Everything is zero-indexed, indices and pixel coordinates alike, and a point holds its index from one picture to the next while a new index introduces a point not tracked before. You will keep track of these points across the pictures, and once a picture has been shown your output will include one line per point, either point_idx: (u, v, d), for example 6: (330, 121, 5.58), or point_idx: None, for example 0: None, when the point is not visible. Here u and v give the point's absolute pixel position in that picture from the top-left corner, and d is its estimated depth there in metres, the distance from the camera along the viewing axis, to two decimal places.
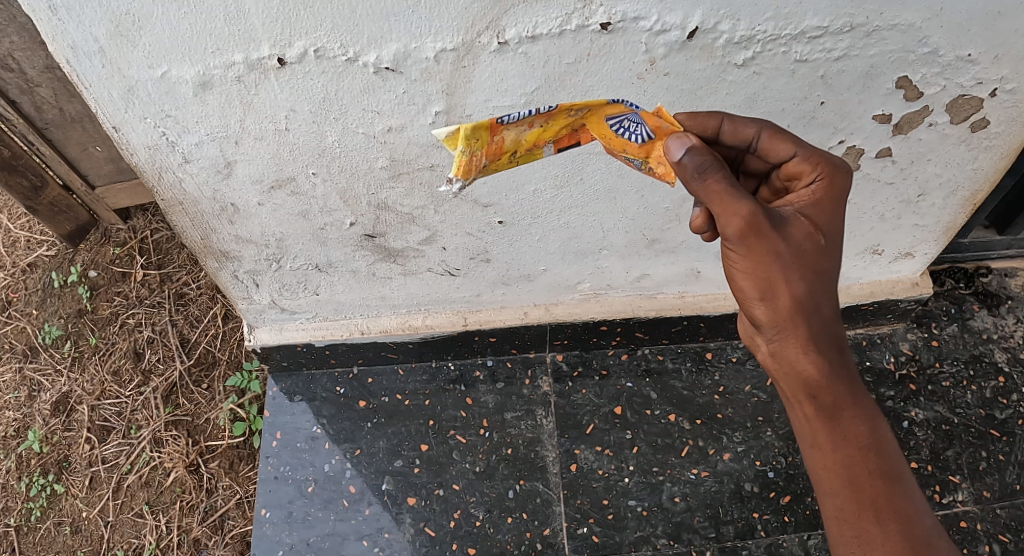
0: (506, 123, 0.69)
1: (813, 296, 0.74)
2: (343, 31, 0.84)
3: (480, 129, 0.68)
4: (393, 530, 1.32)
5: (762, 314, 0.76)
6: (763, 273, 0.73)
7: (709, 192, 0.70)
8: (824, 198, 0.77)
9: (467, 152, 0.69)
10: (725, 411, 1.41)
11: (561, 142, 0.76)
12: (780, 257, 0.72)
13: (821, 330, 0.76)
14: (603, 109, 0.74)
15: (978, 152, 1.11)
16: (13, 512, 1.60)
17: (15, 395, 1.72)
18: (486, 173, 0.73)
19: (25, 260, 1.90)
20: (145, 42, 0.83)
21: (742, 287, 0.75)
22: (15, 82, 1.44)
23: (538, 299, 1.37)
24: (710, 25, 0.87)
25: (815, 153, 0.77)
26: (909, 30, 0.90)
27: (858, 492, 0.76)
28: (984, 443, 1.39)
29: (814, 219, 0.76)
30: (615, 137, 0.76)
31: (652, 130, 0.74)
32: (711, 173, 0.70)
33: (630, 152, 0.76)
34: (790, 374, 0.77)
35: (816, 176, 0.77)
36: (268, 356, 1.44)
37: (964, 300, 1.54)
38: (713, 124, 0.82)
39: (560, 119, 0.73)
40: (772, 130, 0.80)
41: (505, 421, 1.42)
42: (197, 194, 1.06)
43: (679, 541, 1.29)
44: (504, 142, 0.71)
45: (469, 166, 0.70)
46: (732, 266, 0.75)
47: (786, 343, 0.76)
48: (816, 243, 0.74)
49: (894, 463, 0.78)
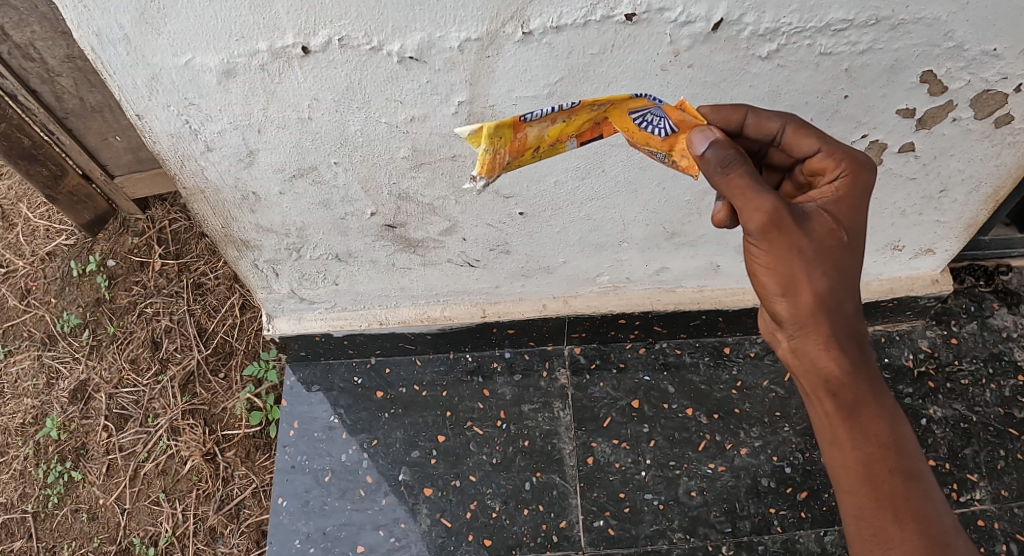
0: (529, 121, 0.69)
1: (834, 292, 0.74)
2: (367, 20, 0.84)
3: (503, 127, 0.68)
4: (409, 520, 1.33)
5: (783, 309, 0.75)
6: (785, 269, 0.72)
7: (732, 187, 0.69)
8: (846, 195, 0.76)
9: (490, 150, 0.68)
10: (742, 406, 1.41)
11: (583, 136, 0.76)
12: (803, 253, 0.72)
13: (843, 327, 0.75)
14: (625, 104, 0.74)
15: (1001, 148, 1.10)
16: (31, 499, 1.62)
17: (34, 382, 1.74)
18: (509, 169, 0.73)
19: (44, 249, 1.92)
20: (169, 29, 0.84)
21: (763, 283, 0.75)
22: (36, 71, 1.45)
23: (557, 292, 1.37)
24: (735, 17, 0.87)
25: (839, 149, 0.77)
26: (934, 23, 0.89)
27: (877, 489, 0.75)
28: (1002, 442, 1.37)
29: (836, 216, 0.75)
30: (638, 130, 0.76)
31: (675, 124, 0.74)
32: (734, 168, 0.68)
33: (653, 146, 0.76)
34: (810, 370, 0.77)
35: (840, 172, 0.77)
36: (286, 345, 1.45)
37: (984, 298, 1.53)
38: (737, 117, 0.81)
39: (583, 114, 0.73)
40: (796, 125, 0.79)
41: (522, 413, 1.42)
42: (218, 183, 1.07)
43: (695, 535, 1.29)
44: (527, 139, 0.71)
45: (492, 164, 0.70)
46: (753, 261, 0.74)
47: (806, 340, 0.76)
48: (837, 240, 0.74)
49: (915, 462, 0.76)
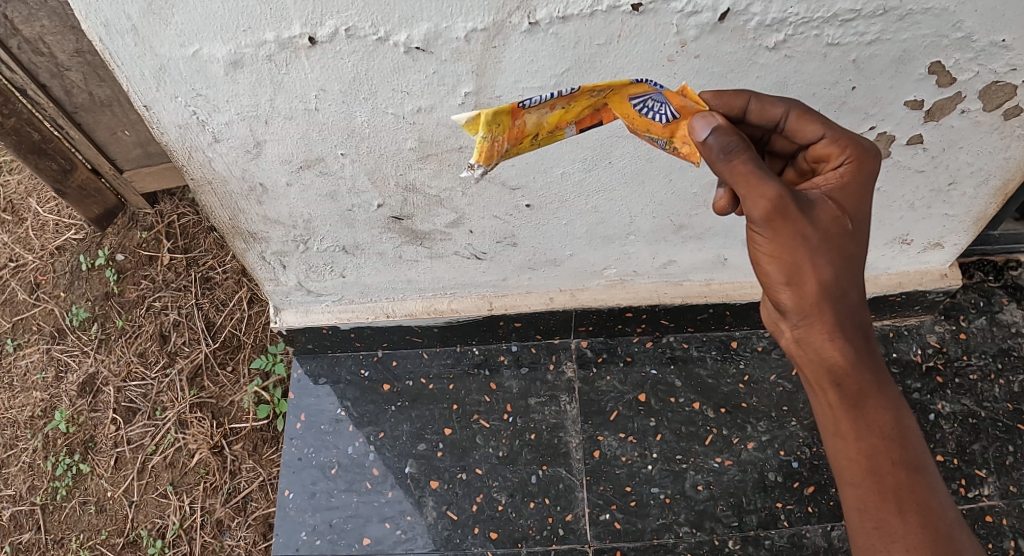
0: (527, 107, 0.68)
1: (839, 281, 0.73)
2: (374, 10, 0.85)
3: (501, 114, 0.67)
4: (415, 513, 1.33)
5: (786, 299, 0.75)
6: (789, 258, 0.71)
7: (735, 174, 0.68)
8: (851, 182, 0.75)
9: (488, 138, 0.68)
10: (749, 400, 1.40)
11: (583, 123, 0.75)
12: (807, 241, 0.71)
13: (848, 316, 0.75)
14: (626, 89, 0.73)
15: (1010, 141, 1.09)
16: (40, 491, 1.63)
17: (43, 375, 1.76)
18: (507, 157, 0.73)
19: (54, 243, 1.93)
20: (177, 20, 0.84)
21: (767, 271, 0.74)
22: (46, 65, 1.47)
23: (564, 284, 1.37)
24: (742, 7, 0.86)
25: (844, 135, 0.76)
26: (943, 13, 0.88)
27: (879, 481, 0.74)
28: (1012, 438, 1.36)
29: (841, 203, 0.74)
30: (639, 117, 0.75)
31: (676, 111, 0.74)
32: (736, 154, 0.67)
33: (654, 133, 0.75)
34: (813, 360, 0.76)
35: (844, 159, 0.76)
36: (293, 338, 1.45)
37: (993, 293, 1.52)
38: (740, 103, 0.80)
39: (582, 100, 0.72)
40: (801, 110, 0.78)
41: (528, 406, 1.42)
42: (226, 174, 1.07)
43: (701, 529, 1.28)
44: (526, 126, 0.71)
45: (490, 151, 0.70)
46: (758, 250, 0.73)
47: (810, 330, 0.75)
48: (843, 227, 0.73)
49: (918, 453, 0.76)
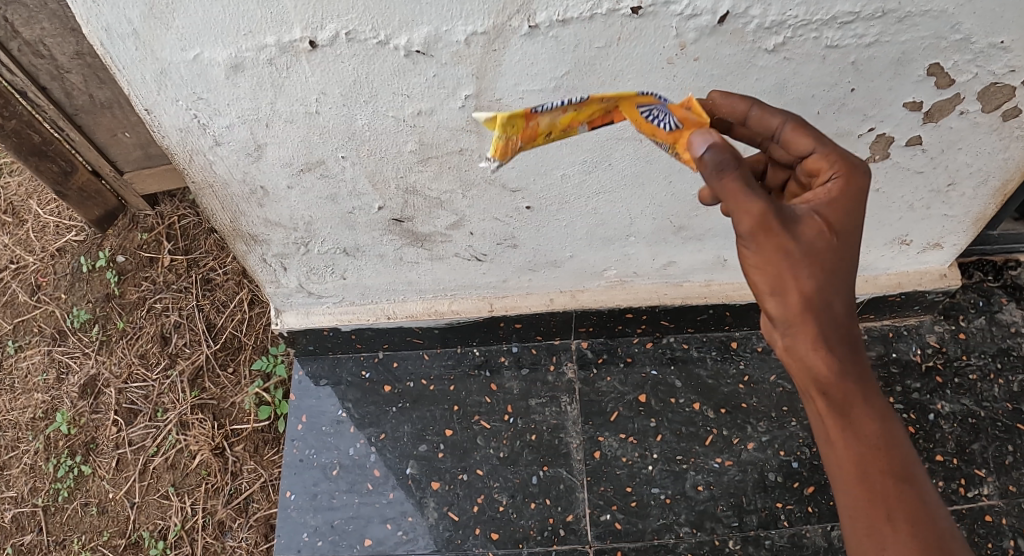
0: (539, 112, 0.71)
1: (824, 294, 0.72)
2: (375, 14, 0.85)
3: (515, 118, 0.70)
4: (417, 514, 1.33)
5: (773, 310, 0.74)
6: (775, 272, 0.71)
7: (723, 190, 0.67)
8: (840, 197, 0.74)
9: (502, 138, 0.72)
10: (749, 401, 1.41)
11: (594, 123, 0.75)
12: (793, 255, 0.70)
13: (833, 327, 0.74)
14: (634, 98, 0.73)
15: (1009, 142, 1.09)
16: (41, 492, 1.64)
17: (44, 377, 1.76)
18: (520, 153, 0.76)
19: (55, 244, 1.94)
20: (178, 24, 0.84)
21: (754, 283, 0.74)
22: (46, 67, 1.48)
23: (564, 286, 1.37)
24: (741, 10, 0.87)
25: (834, 151, 0.75)
26: (941, 15, 0.89)
27: (867, 486, 0.75)
28: (1011, 437, 1.36)
29: (828, 218, 0.73)
30: (646, 123, 0.75)
31: (681, 122, 0.74)
32: (727, 171, 0.66)
33: (659, 138, 0.76)
34: (801, 370, 0.76)
35: (833, 174, 0.75)
36: (294, 340, 1.45)
37: (992, 293, 1.52)
38: (741, 110, 0.82)
39: (593, 106, 0.72)
40: (795, 123, 0.78)
41: (529, 407, 1.42)
42: (227, 177, 1.07)
43: (702, 529, 1.29)
44: (539, 127, 0.73)
45: (504, 149, 0.73)
46: (745, 261, 0.73)
47: (797, 340, 0.75)
48: (829, 242, 0.72)
49: (906, 460, 0.76)
